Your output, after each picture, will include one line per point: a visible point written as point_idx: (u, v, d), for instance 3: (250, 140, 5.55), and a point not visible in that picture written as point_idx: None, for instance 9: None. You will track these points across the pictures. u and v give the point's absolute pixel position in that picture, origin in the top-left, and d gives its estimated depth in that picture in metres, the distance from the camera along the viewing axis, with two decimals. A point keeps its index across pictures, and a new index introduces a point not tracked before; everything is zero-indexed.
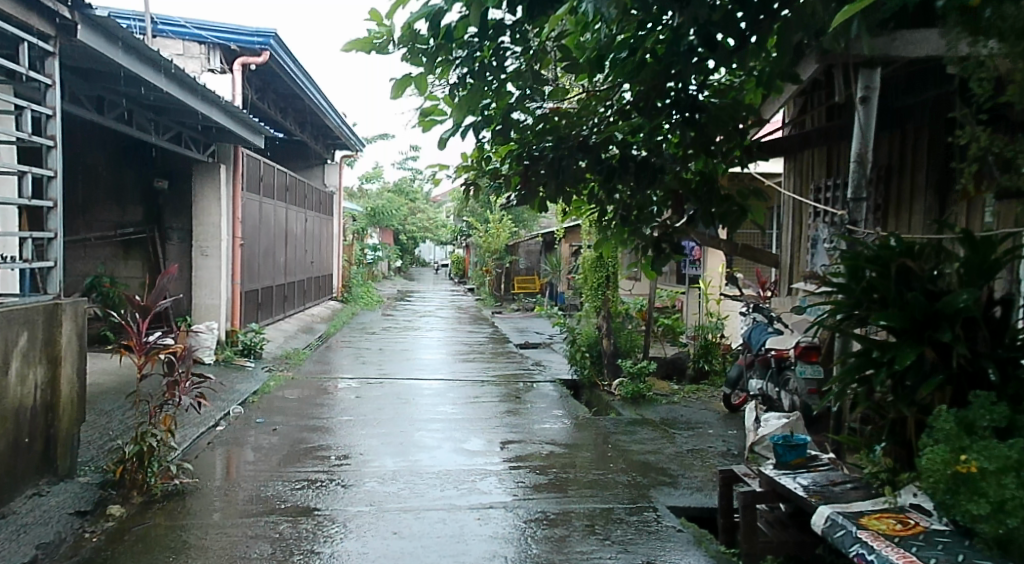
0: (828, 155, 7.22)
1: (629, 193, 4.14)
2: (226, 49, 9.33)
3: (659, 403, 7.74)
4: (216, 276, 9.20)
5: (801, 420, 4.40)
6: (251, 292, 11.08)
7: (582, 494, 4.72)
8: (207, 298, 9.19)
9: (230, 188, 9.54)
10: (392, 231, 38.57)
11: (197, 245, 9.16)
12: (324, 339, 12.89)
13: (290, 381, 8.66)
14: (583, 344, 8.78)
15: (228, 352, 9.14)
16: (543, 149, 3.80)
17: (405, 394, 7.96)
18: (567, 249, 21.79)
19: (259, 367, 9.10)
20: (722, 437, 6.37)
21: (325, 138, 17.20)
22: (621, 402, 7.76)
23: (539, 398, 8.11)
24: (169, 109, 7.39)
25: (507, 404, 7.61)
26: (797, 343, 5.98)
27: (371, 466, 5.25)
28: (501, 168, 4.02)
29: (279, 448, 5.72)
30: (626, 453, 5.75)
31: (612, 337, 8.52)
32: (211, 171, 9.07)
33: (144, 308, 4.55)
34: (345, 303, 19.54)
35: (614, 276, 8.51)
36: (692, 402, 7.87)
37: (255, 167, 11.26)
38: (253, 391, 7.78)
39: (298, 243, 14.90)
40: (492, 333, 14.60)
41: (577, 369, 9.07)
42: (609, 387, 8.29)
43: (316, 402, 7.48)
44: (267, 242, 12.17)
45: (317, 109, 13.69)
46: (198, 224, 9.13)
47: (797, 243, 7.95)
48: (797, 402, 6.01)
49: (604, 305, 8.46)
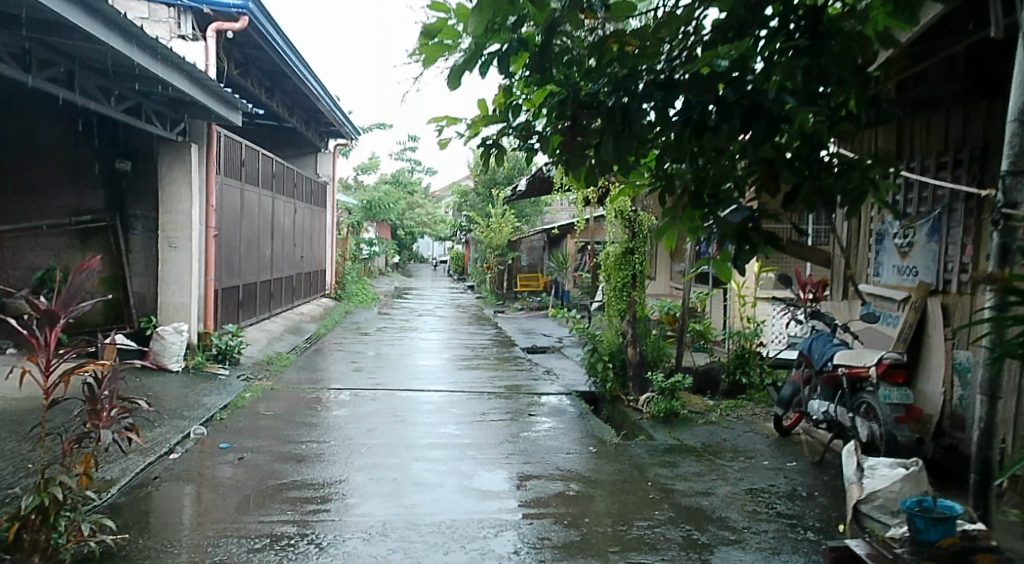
0: (898, 135, 6.12)
1: (707, 162, 3.00)
2: (199, 13, 8.24)
3: (697, 424, 6.64)
4: (186, 270, 8.07)
5: (923, 471, 3.32)
6: (230, 289, 9.97)
7: (627, 560, 3.63)
8: (176, 297, 8.06)
9: (204, 172, 8.44)
10: (389, 225, 37.42)
11: (164, 234, 8.04)
12: (314, 341, 11.79)
13: (269, 392, 7.55)
14: (605, 353, 7.66)
15: (198, 358, 8.01)
16: (595, 91, 2.68)
17: (400, 410, 6.85)
18: (574, 246, 20.65)
19: (234, 375, 7.98)
20: (782, 472, 5.28)
21: (318, 123, 16.06)
22: (651, 423, 6.66)
23: (555, 415, 7.02)
24: (118, 72, 6.28)
25: (519, 424, 6.51)
26: (879, 361, 4.94)
27: (354, 515, 4.15)
28: (532, 123, 2.89)
29: (242, 485, 4.61)
30: (672, 495, 4.65)
31: (639, 345, 7.42)
32: (180, 151, 7.96)
33: (51, 314, 3.44)
34: (339, 301, 18.41)
35: (641, 275, 7.40)
36: (734, 422, 6.79)
37: (235, 150, 10.15)
38: (222, 405, 6.64)
39: (287, 236, 13.80)
40: (497, 335, 13.50)
41: (595, 381, 7.98)
42: (635, 403, 7.20)
43: (296, 420, 6.37)
44: (249, 235, 11.07)
45: (307, 90, 12.59)
46: (166, 210, 8.02)
47: (855, 238, 6.86)
48: (877, 431, 4.91)
49: (629, 308, 7.36)
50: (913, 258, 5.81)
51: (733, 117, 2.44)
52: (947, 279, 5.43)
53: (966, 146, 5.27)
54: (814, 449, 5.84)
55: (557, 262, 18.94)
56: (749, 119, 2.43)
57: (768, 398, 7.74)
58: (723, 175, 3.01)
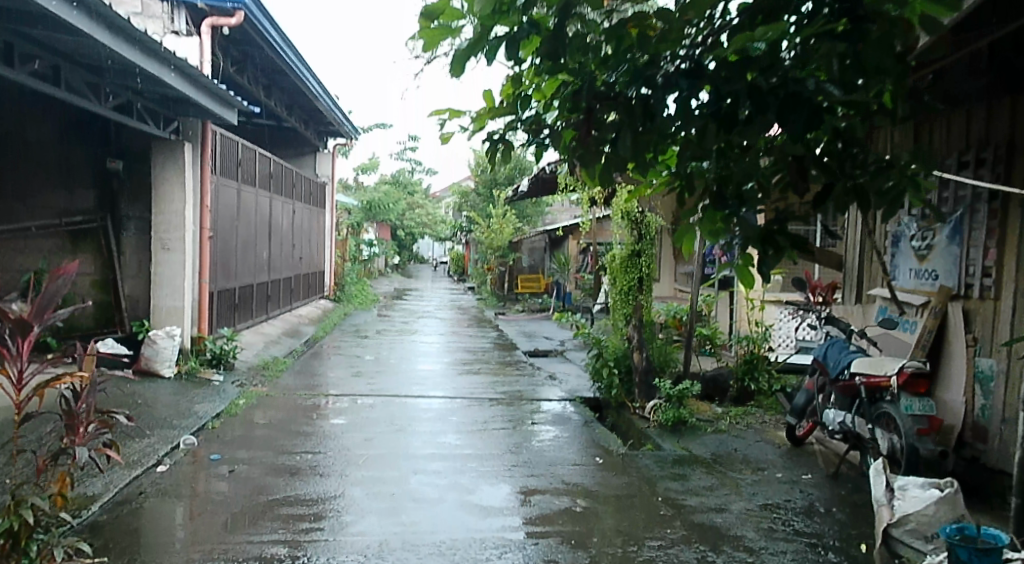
0: (916, 134, 5.90)
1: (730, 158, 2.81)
2: (193, 8, 8.01)
3: (706, 433, 6.42)
4: (179, 273, 7.84)
5: (958, 492, 3.10)
6: (226, 292, 9.76)
7: None
8: (168, 300, 7.83)
9: (198, 172, 8.21)
10: (389, 226, 37.21)
11: (156, 236, 7.81)
12: (312, 344, 11.57)
13: (264, 399, 7.33)
14: (610, 358, 7.44)
15: (192, 363, 7.79)
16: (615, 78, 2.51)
17: (399, 418, 6.63)
18: (576, 247, 20.44)
19: (229, 381, 7.76)
20: (797, 485, 5.05)
21: (316, 123, 15.83)
22: (659, 432, 6.43)
23: (558, 423, 6.80)
24: (106, 68, 6.06)
25: (522, 433, 6.28)
26: (900, 370, 4.71)
27: (350, 534, 3.92)
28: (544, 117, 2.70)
29: (232, 501, 4.38)
30: (684, 512, 4.42)
31: (645, 350, 7.20)
32: (173, 151, 7.73)
33: (23, 323, 3.21)
34: (338, 302, 18.20)
35: (648, 279, 7.17)
36: (744, 431, 6.57)
37: (231, 149, 9.93)
38: (214, 413, 6.41)
39: (284, 237, 13.58)
40: (498, 338, 13.28)
41: (600, 387, 7.76)
42: (642, 411, 6.98)
43: (291, 429, 6.14)
44: (246, 236, 10.85)
45: (305, 89, 12.36)
46: (159, 211, 7.79)
47: (869, 240, 6.63)
48: (898, 444, 4.67)
49: (635, 312, 7.13)
50: (932, 262, 5.58)
51: (771, 107, 2.26)
52: (969, 283, 5.20)
53: (989, 145, 5.04)
54: (828, 460, 5.62)
55: (558, 263, 18.72)
56: (790, 111, 2.23)
57: (777, 405, 7.53)
58: (747, 168, 2.83)
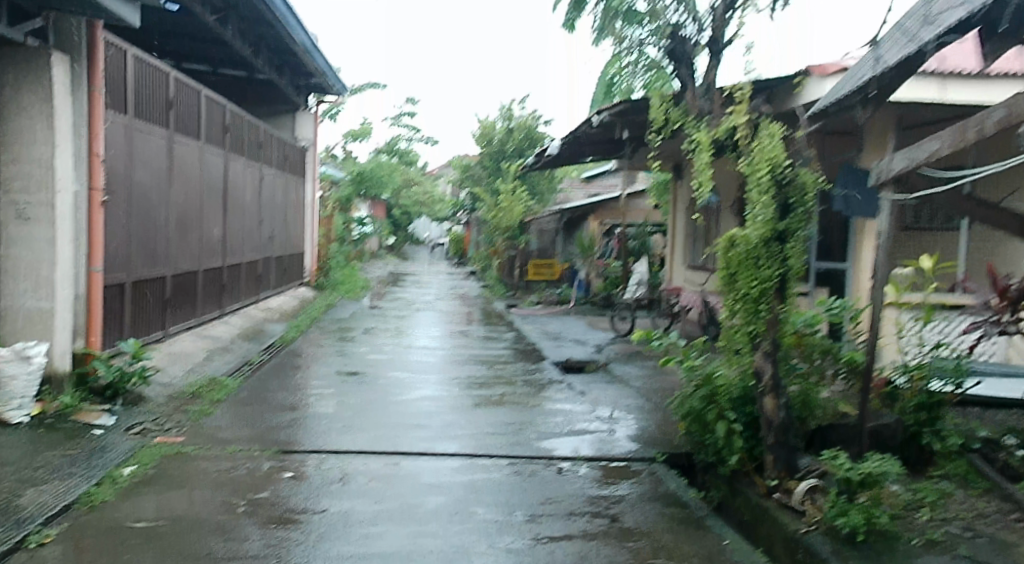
0: None
1: None
2: None
3: (919, 555, 3.68)
4: (41, 257, 5.05)
5: None
6: (150, 282, 7.00)
7: None
8: (30, 300, 5.05)
9: (83, 100, 5.38)
10: (384, 205, 34.35)
11: (8, 199, 5.01)
12: (276, 350, 8.80)
13: (173, 460, 4.58)
14: (724, 401, 4.70)
15: (66, 398, 5.03)
16: None
17: (386, 511, 3.89)
18: (598, 229, 17.80)
19: (123, 427, 5.00)
20: None
21: (296, 74, 12.95)
22: (835, 550, 3.70)
23: (654, 518, 4.06)
24: None
25: (602, 552, 3.55)
26: None
27: None
28: None
29: None
30: None
31: (783, 394, 4.44)
32: (34, 65, 4.93)
33: None
34: (320, 291, 15.40)
35: (791, 280, 4.37)
36: (973, 543, 3.86)
37: (155, 82, 7.10)
38: (63, 506, 3.66)
39: (249, 211, 10.79)
40: (519, 342, 10.54)
41: (698, 442, 5.04)
42: (786, 495, 4.26)
43: (188, 544, 3.40)
44: (187, 207, 8.05)
45: (275, 20, 9.53)
46: (12, 159, 4.99)
47: None
48: None
49: (771, 333, 4.38)
50: None
51: None
52: None
53: None
54: None
55: (580, 248, 15.99)
56: None
57: (977, 476, 4.80)
58: None
